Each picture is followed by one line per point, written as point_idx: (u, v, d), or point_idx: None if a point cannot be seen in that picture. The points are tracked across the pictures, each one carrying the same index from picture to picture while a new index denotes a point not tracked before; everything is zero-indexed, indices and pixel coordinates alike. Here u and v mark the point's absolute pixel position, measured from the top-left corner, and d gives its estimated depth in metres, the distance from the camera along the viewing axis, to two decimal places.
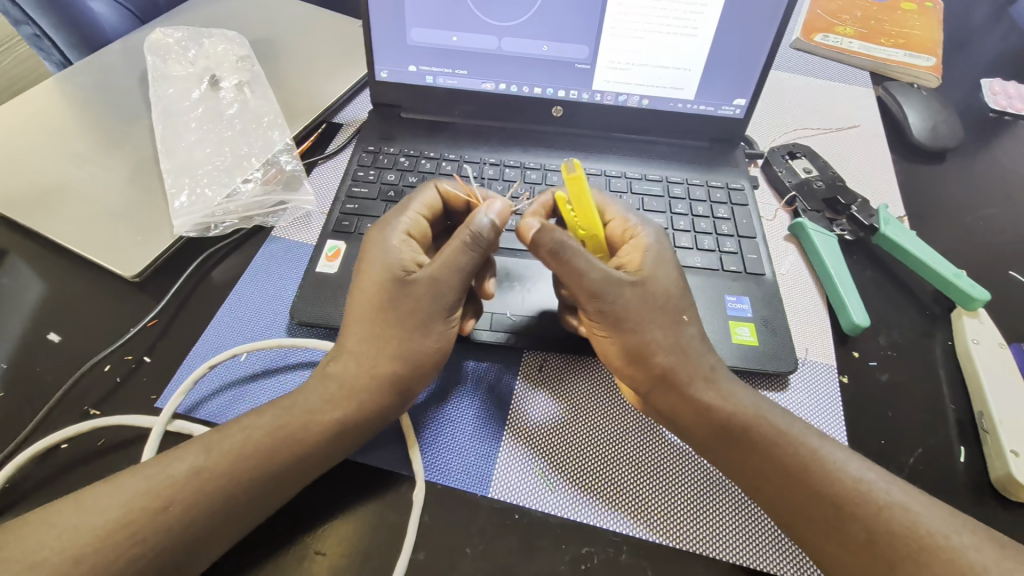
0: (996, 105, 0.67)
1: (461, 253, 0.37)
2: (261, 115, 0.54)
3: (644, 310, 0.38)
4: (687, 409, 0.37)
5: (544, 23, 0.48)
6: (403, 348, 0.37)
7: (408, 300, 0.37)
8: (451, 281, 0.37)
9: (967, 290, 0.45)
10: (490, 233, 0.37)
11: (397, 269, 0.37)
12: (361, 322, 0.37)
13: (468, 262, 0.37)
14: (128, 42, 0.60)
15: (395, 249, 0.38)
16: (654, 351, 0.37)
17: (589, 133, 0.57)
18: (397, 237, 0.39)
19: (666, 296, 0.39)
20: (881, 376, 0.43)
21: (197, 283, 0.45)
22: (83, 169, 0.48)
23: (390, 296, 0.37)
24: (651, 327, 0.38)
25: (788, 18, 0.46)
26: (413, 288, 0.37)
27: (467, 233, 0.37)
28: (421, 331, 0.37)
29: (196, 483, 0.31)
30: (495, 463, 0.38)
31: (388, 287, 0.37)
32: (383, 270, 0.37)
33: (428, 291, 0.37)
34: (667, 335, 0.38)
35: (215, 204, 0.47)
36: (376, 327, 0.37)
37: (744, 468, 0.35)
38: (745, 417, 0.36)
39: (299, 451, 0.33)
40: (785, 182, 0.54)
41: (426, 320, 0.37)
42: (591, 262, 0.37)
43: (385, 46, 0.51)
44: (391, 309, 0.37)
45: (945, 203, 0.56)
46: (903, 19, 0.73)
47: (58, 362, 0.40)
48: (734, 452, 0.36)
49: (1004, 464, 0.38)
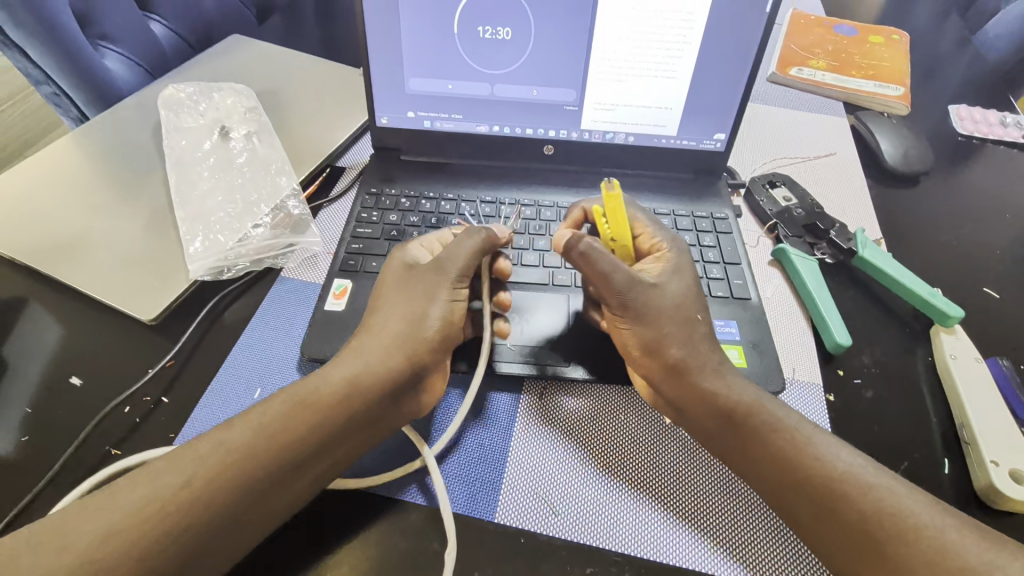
0: (964, 130, 0.71)
1: (464, 241, 0.43)
2: (269, 163, 0.57)
3: (663, 308, 0.41)
4: (694, 395, 0.39)
5: (533, 70, 0.52)
6: (411, 313, 0.40)
7: (419, 278, 0.42)
8: (456, 261, 0.42)
9: (942, 308, 0.48)
10: (489, 232, 0.44)
11: (409, 262, 0.44)
12: (380, 301, 0.42)
13: (469, 245, 0.43)
14: (141, 97, 0.63)
15: (409, 252, 0.45)
16: (671, 343, 0.40)
17: (579, 169, 0.59)
18: (418, 244, 0.46)
19: (682, 297, 0.42)
20: (866, 393, 0.46)
21: (211, 324, 0.47)
22: (102, 220, 0.51)
23: (406, 277, 0.43)
24: (667, 320, 0.41)
25: (759, 61, 0.50)
26: (424, 269, 0.42)
27: (471, 230, 0.44)
28: (428, 298, 0.41)
29: (196, 490, 0.32)
30: (501, 486, 0.40)
31: (404, 273, 0.43)
32: (398, 264, 0.44)
33: (436, 267, 0.42)
34: (682, 329, 0.41)
35: (228, 248, 0.50)
36: (387, 305, 0.41)
37: (743, 452, 0.38)
38: (746, 406, 0.38)
39: (300, 454, 0.34)
40: (766, 210, 0.57)
41: (434, 288, 0.41)
42: (619, 266, 0.41)
43: (386, 95, 0.54)
44: (405, 285, 0.42)
45: (920, 225, 0.59)
46: (872, 52, 0.78)
47: (79, 405, 0.42)
48: (733, 436, 0.38)
49: (986, 473, 0.40)
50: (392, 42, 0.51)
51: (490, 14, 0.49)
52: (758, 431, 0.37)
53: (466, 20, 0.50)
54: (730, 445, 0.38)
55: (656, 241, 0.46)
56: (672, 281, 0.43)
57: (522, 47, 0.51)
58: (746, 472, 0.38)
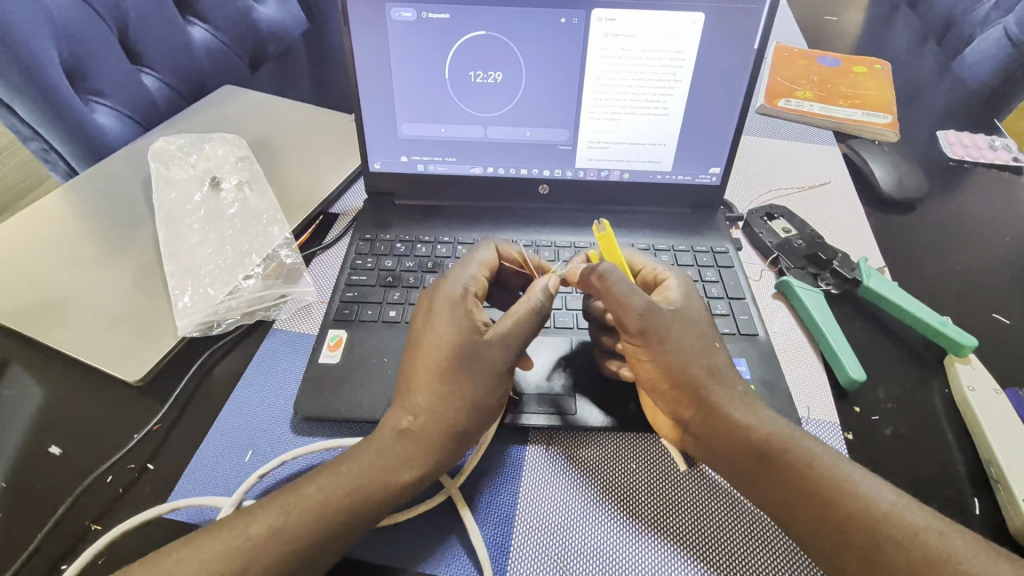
0: (955, 155, 0.71)
1: (528, 316, 0.41)
2: (261, 212, 0.56)
3: (682, 332, 0.41)
4: (717, 428, 0.38)
5: (525, 112, 0.52)
6: (476, 401, 0.38)
7: (484, 355, 0.39)
8: (516, 338, 0.40)
9: (955, 338, 0.47)
10: (545, 300, 0.41)
11: (470, 325, 0.39)
12: (429, 372, 0.38)
13: (530, 326, 0.41)
14: (131, 150, 0.63)
15: (461, 305, 0.40)
16: (692, 374, 0.39)
17: (575, 207, 0.59)
18: (462, 288, 0.42)
19: (695, 323, 0.42)
20: (885, 430, 0.44)
21: (200, 383, 0.45)
22: (88, 278, 0.49)
23: (467, 349, 0.39)
24: (685, 349, 0.40)
25: (750, 95, 0.50)
26: (489, 343, 0.39)
27: (535, 300, 0.41)
28: (490, 385, 0.39)
29: (264, 550, 0.32)
30: (511, 548, 0.37)
31: (464, 340, 0.39)
32: (456, 326, 0.39)
33: (502, 347, 0.39)
34: (697, 356, 0.40)
35: (218, 302, 0.48)
36: (444, 384, 0.38)
37: (781, 490, 0.35)
38: (781, 439, 0.37)
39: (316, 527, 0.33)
40: (766, 242, 0.57)
41: (496, 374, 0.39)
42: (635, 293, 0.40)
43: (378, 140, 0.54)
44: (466, 361, 0.38)
45: (921, 251, 0.58)
46: (857, 82, 0.79)
47: (59, 477, 0.40)
48: (767, 473, 0.36)
49: (1019, 513, 0.38)
50: (383, 88, 0.51)
51: (481, 58, 0.49)
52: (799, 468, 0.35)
53: (457, 64, 0.50)
54: (766, 487, 0.36)
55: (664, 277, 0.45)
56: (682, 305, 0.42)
57: (513, 89, 0.51)
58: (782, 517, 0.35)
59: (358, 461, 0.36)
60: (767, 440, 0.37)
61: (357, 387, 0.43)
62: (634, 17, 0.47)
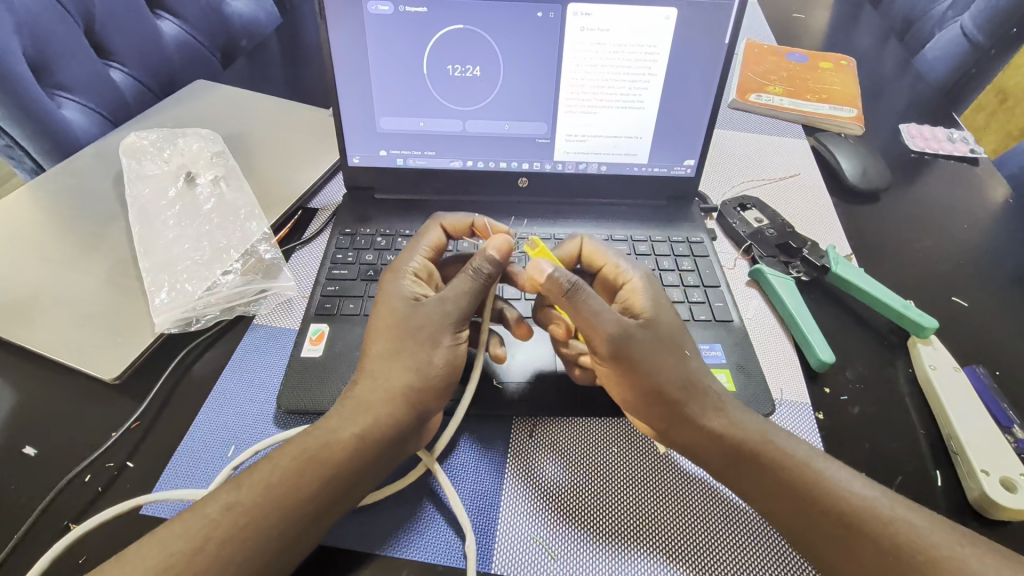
0: (916, 147, 0.74)
1: (464, 282, 0.40)
2: (238, 208, 0.55)
3: (660, 308, 0.42)
4: (693, 386, 0.39)
5: (503, 105, 0.53)
6: (416, 358, 0.39)
7: (420, 317, 0.40)
8: (456, 302, 0.40)
9: (917, 320, 0.49)
10: (490, 267, 0.40)
11: (409, 297, 0.41)
12: (377, 339, 0.40)
13: (472, 288, 0.40)
14: (101, 146, 0.61)
15: (405, 285, 0.42)
16: (666, 338, 0.40)
17: (555, 201, 0.60)
18: (407, 273, 0.43)
19: (657, 290, 0.44)
20: (853, 409, 0.46)
21: (179, 379, 0.45)
22: (59, 277, 0.48)
23: (405, 316, 0.40)
24: (657, 315, 0.42)
25: (724, 86, 0.51)
26: (425, 307, 0.40)
27: (471, 270, 0.40)
28: (431, 343, 0.39)
29: (257, 517, 0.32)
30: (497, 535, 0.38)
31: (404, 309, 0.40)
32: (397, 299, 0.41)
33: (438, 306, 0.40)
34: (663, 322, 0.41)
35: (195, 298, 0.48)
36: (389, 343, 0.39)
37: (739, 442, 0.38)
38: (756, 441, 0.37)
39: (305, 496, 0.33)
40: (739, 232, 0.58)
41: (436, 330, 0.40)
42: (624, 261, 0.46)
43: (355, 134, 0.54)
44: (405, 324, 0.39)
45: (886, 240, 0.61)
46: (824, 77, 0.81)
47: (33, 479, 0.39)
48: (727, 421, 0.38)
49: (978, 484, 0.40)
50: (360, 81, 0.51)
51: (459, 52, 0.50)
52: (774, 451, 0.37)
53: (436, 59, 0.50)
54: (734, 437, 0.38)
55: (620, 269, 0.45)
56: (636, 276, 0.44)
57: (490, 84, 0.51)
58: (738, 479, 0.37)
59: (326, 432, 0.36)
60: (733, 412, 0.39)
61: (340, 379, 0.44)
62: (609, 12, 0.48)
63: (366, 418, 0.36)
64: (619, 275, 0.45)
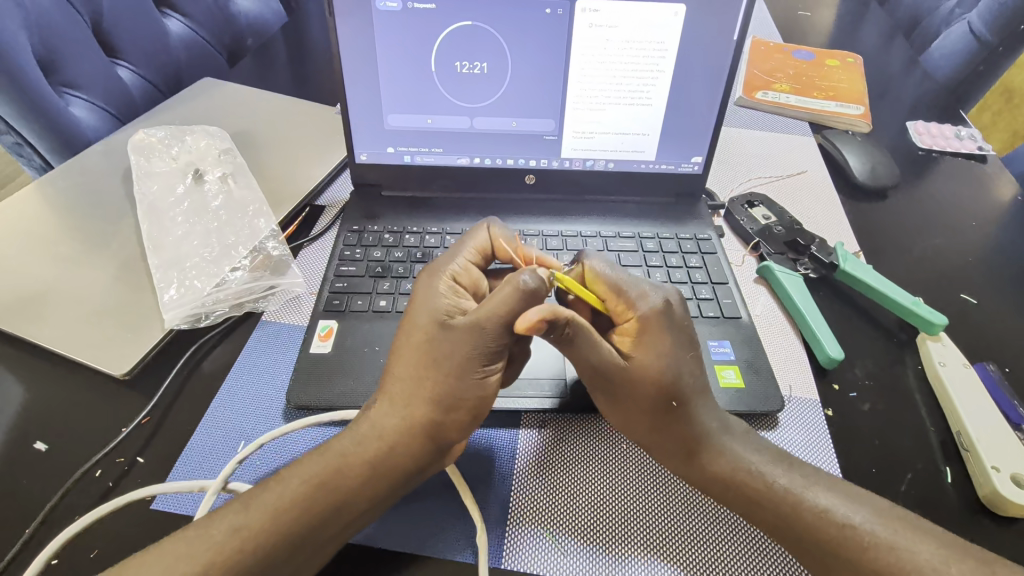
0: (924, 144, 0.74)
1: (504, 295, 0.36)
2: (246, 205, 0.55)
3: (653, 347, 0.38)
4: (665, 432, 0.38)
5: (512, 102, 0.53)
6: (440, 392, 0.37)
7: (451, 341, 0.37)
8: (489, 329, 0.36)
9: (926, 316, 0.49)
10: (535, 283, 0.36)
11: (440, 314, 0.38)
12: (400, 362, 0.38)
13: (510, 315, 0.36)
14: (109, 144, 0.62)
15: (441, 295, 0.39)
16: (646, 385, 0.38)
17: (562, 198, 0.59)
18: (447, 278, 0.41)
19: (661, 327, 0.38)
20: (863, 406, 0.46)
21: (189, 375, 0.45)
22: (70, 273, 0.49)
23: (434, 337, 0.37)
24: (645, 358, 0.38)
25: (731, 83, 0.51)
26: (454, 329, 0.37)
27: (520, 280, 0.36)
28: (456, 375, 0.37)
29: (267, 539, 0.33)
30: (506, 528, 0.38)
31: (433, 329, 0.38)
32: (427, 315, 0.38)
33: (467, 332, 0.36)
34: (654, 363, 0.37)
35: (205, 294, 0.48)
36: (412, 371, 0.38)
37: (706, 484, 0.38)
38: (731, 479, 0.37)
39: (312, 519, 0.34)
40: (747, 229, 0.58)
41: (464, 362, 0.37)
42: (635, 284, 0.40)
43: (364, 132, 0.54)
44: (434, 349, 0.37)
45: (895, 238, 0.61)
46: (830, 75, 0.81)
47: (44, 474, 0.39)
48: (700, 462, 0.38)
49: (989, 480, 0.40)
50: (367, 79, 0.51)
51: (467, 49, 0.50)
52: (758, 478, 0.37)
53: (443, 57, 0.50)
54: (702, 475, 0.38)
55: (627, 299, 0.39)
56: (641, 310, 0.38)
57: (498, 81, 0.51)
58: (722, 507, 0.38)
59: (335, 454, 0.36)
60: (733, 447, 0.38)
61: (349, 377, 0.44)
62: (617, 9, 0.48)
63: (380, 444, 0.36)
64: (623, 304, 0.39)
